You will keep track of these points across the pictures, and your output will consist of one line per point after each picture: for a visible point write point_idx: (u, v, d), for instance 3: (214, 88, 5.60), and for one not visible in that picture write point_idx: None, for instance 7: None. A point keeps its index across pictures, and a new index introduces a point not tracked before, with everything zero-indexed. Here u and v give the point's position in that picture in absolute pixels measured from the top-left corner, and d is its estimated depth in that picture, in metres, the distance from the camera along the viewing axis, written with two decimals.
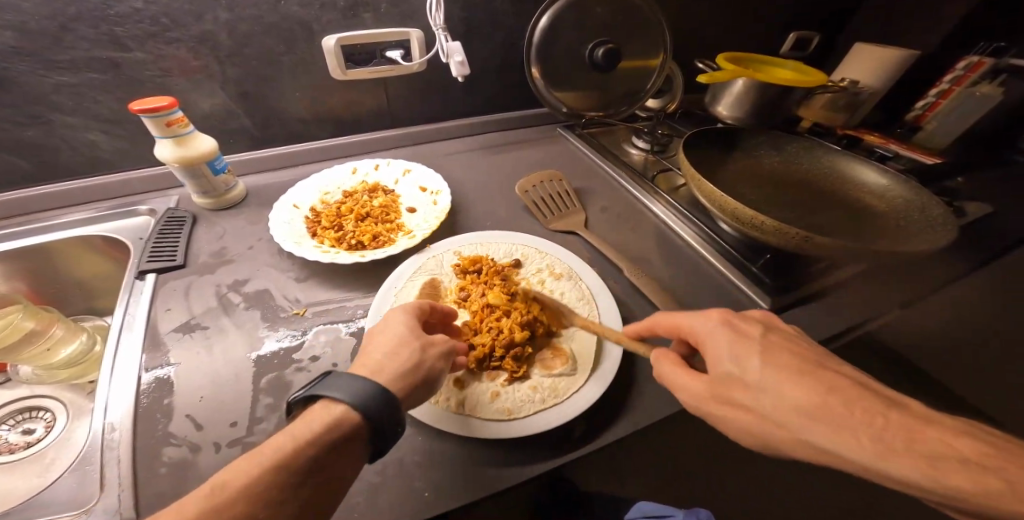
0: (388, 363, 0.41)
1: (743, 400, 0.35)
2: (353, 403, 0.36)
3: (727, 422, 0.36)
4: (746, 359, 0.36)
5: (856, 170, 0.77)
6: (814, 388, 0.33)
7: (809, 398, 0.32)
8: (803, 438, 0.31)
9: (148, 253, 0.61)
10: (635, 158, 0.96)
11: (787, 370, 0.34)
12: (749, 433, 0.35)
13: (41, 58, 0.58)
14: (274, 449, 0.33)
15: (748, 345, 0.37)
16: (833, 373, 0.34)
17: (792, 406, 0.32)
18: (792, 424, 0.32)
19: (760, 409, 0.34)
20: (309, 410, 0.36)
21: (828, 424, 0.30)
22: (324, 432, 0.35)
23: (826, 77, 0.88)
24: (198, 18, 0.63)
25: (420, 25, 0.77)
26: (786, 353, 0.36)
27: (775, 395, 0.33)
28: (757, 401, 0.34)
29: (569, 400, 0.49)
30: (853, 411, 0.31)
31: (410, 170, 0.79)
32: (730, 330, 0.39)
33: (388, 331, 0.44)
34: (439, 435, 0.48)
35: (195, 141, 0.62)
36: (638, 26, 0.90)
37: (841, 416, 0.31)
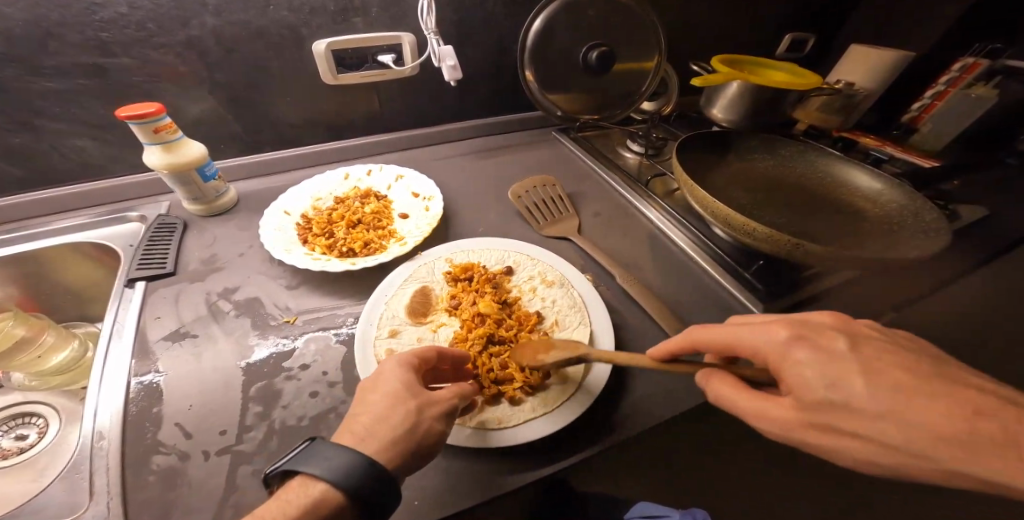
0: (380, 429, 0.40)
1: (850, 429, 0.33)
2: (331, 481, 0.35)
3: (826, 448, 0.34)
4: (848, 382, 0.33)
5: (849, 174, 0.78)
6: (932, 408, 0.31)
7: (937, 421, 0.31)
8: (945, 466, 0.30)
9: (138, 260, 0.61)
10: (630, 161, 0.96)
11: (899, 392, 0.32)
12: (863, 458, 0.33)
13: (28, 63, 0.57)
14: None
15: (846, 367, 0.34)
16: (937, 382, 0.34)
17: (916, 431, 0.31)
18: (929, 450, 0.31)
19: (885, 439, 0.32)
20: (291, 486, 0.37)
21: (973, 449, 0.30)
22: (301, 511, 0.35)
23: (821, 80, 0.88)
24: (185, 24, 0.62)
25: (412, 28, 0.77)
26: (888, 366, 0.34)
27: (901, 422, 0.31)
28: (875, 429, 0.32)
29: (560, 409, 0.49)
30: (980, 430, 0.31)
31: (403, 176, 0.78)
32: (812, 350, 0.35)
33: (382, 388, 0.44)
34: (428, 443, 0.48)
35: (184, 147, 0.62)
36: (632, 29, 0.90)
37: (979, 439, 0.30)
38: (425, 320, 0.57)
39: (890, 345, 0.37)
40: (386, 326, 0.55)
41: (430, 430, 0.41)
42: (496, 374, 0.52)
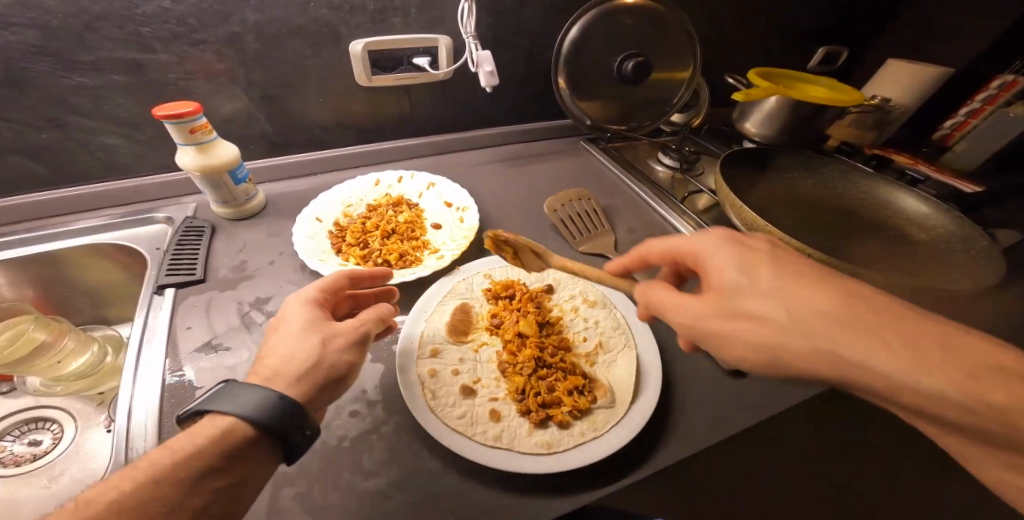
0: (285, 367, 0.38)
1: (752, 312, 0.35)
2: (241, 414, 0.34)
3: (727, 337, 0.36)
4: (757, 272, 0.36)
5: (894, 196, 0.76)
6: (838, 299, 0.34)
7: (839, 306, 0.33)
8: (830, 348, 0.32)
9: (167, 265, 0.58)
10: (660, 174, 0.94)
11: (806, 280, 0.35)
12: (758, 345, 0.35)
13: (63, 59, 0.55)
14: (161, 460, 0.31)
15: (759, 259, 0.37)
16: (857, 286, 0.35)
17: (813, 313, 0.33)
18: (810, 331, 0.33)
19: (773, 320, 0.34)
20: (200, 423, 0.34)
21: (862, 333, 0.32)
22: (211, 444, 0.33)
23: (863, 97, 0.86)
24: (226, 19, 0.60)
25: (448, 31, 0.75)
26: (802, 266, 0.36)
27: (794, 304, 0.34)
28: (771, 310, 0.34)
29: (610, 433, 0.48)
30: (884, 320, 0.32)
31: (434, 183, 0.76)
32: (736, 246, 0.39)
33: (292, 320, 0.42)
34: (474, 468, 0.46)
35: (218, 148, 0.59)
36: (670, 40, 0.88)
37: (862, 337, 0.31)
38: (468, 339, 0.57)
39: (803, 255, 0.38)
40: (428, 344, 0.54)
41: (340, 360, 0.41)
42: (544, 397, 0.51)
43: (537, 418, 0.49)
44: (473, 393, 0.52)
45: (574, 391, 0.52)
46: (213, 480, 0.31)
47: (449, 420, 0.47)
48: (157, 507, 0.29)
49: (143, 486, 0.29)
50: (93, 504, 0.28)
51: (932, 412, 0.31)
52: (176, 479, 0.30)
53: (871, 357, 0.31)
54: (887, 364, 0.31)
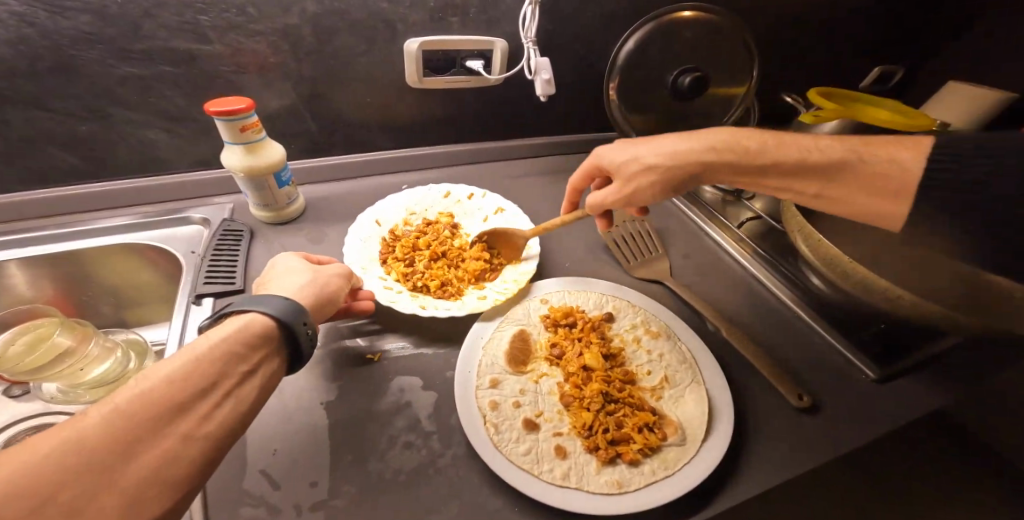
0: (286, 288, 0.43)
1: (654, 163, 0.52)
2: (263, 306, 0.36)
3: (644, 195, 0.55)
4: (644, 146, 0.54)
5: None
6: (704, 150, 0.51)
7: (714, 153, 0.50)
8: (716, 165, 0.50)
9: (205, 272, 0.54)
10: (709, 195, 0.90)
11: (676, 143, 0.52)
12: (717, 159, 0.50)
13: (116, 46, 0.52)
14: (195, 346, 0.30)
15: (648, 140, 0.55)
16: (717, 136, 0.52)
17: (689, 157, 0.51)
18: (691, 163, 0.51)
19: (721, 144, 0.50)
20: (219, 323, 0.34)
21: (781, 146, 0.48)
22: (240, 329, 0.33)
23: (933, 123, 0.81)
24: (285, 10, 0.56)
25: (507, 34, 0.71)
26: (670, 137, 0.54)
27: (668, 153, 0.52)
28: (659, 160, 0.52)
29: (683, 472, 0.44)
30: (752, 153, 0.48)
31: (503, 208, 0.70)
32: (627, 142, 0.57)
33: (279, 270, 0.47)
34: (543, 511, 0.42)
35: (266, 149, 0.55)
36: (730, 54, 0.83)
37: (760, 148, 0.49)
38: (527, 369, 0.54)
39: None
40: (487, 374, 0.51)
41: (333, 281, 0.47)
42: (613, 433, 0.47)
43: (607, 455, 0.45)
44: (535, 427, 0.48)
45: (642, 426, 0.48)
46: (241, 364, 0.32)
47: (515, 457, 0.44)
48: (199, 383, 0.28)
49: (184, 362, 0.29)
50: (133, 384, 0.26)
51: (905, 196, 0.42)
52: (211, 359, 0.30)
53: (787, 152, 0.47)
54: (832, 158, 0.44)
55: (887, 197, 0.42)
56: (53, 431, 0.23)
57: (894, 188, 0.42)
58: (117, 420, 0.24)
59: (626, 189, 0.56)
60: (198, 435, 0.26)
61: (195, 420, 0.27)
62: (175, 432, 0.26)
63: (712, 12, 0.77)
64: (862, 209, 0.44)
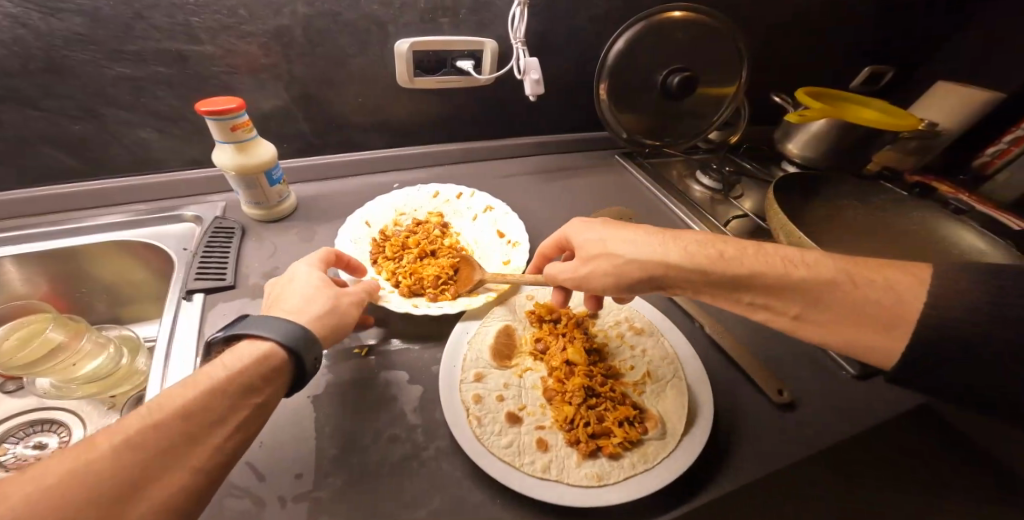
0: (306, 308, 0.43)
1: (615, 250, 0.46)
2: (278, 337, 0.37)
3: (600, 284, 0.48)
4: (611, 233, 0.48)
5: (951, 231, 0.72)
6: (671, 247, 0.44)
7: (677, 254, 0.43)
8: (679, 268, 0.43)
9: (196, 268, 0.55)
10: (698, 194, 0.91)
11: (645, 234, 0.46)
12: (684, 265, 0.43)
13: (108, 47, 0.53)
14: (208, 376, 0.33)
15: (617, 226, 0.48)
16: (690, 235, 0.45)
17: (653, 256, 0.44)
18: (651, 263, 0.44)
19: (691, 248, 0.43)
20: (236, 347, 0.37)
21: (763, 258, 0.41)
22: (252, 362, 0.35)
23: (918, 122, 0.82)
24: (276, 12, 0.58)
25: (496, 35, 0.72)
26: (645, 227, 0.47)
27: (630, 247, 0.45)
28: (621, 252, 0.45)
29: (662, 465, 0.45)
30: (722, 258, 0.42)
31: (492, 207, 0.71)
32: (599, 223, 0.50)
33: (298, 280, 0.47)
34: (524, 501, 0.43)
35: (256, 148, 0.56)
36: (720, 55, 0.84)
37: (733, 256, 0.42)
38: (512, 363, 0.55)
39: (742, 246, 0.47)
40: (472, 368, 0.52)
41: (349, 305, 0.47)
42: (594, 427, 0.48)
43: (587, 448, 0.46)
44: (518, 421, 0.49)
45: (623, 421, 0.49)
46: (252, 396, 0.34)
47: (496, 449, 0.45)
48: (210, 416, 0.31)
49: (197, 394, 0.31)
50: (148, 412, 0.29)
51: (901, 329, 0.35)
52: (221, 392, 0.32)
53: (771, 265, 0.40)
54: (818, 277, 0.38)
55: (878, 330, 0.36)
56: (75, 454, 0.25)
57: (896, 314, 0.35)
58: (127, 453, 0.26)
59: (584, 275, 0.49)
60: (203, 467, 0.29)
61: (202, 452, 0.29)
62: (185, 463, 0.28)
63: (702, 14, 0.78)
64: (846, 342, 0.37)
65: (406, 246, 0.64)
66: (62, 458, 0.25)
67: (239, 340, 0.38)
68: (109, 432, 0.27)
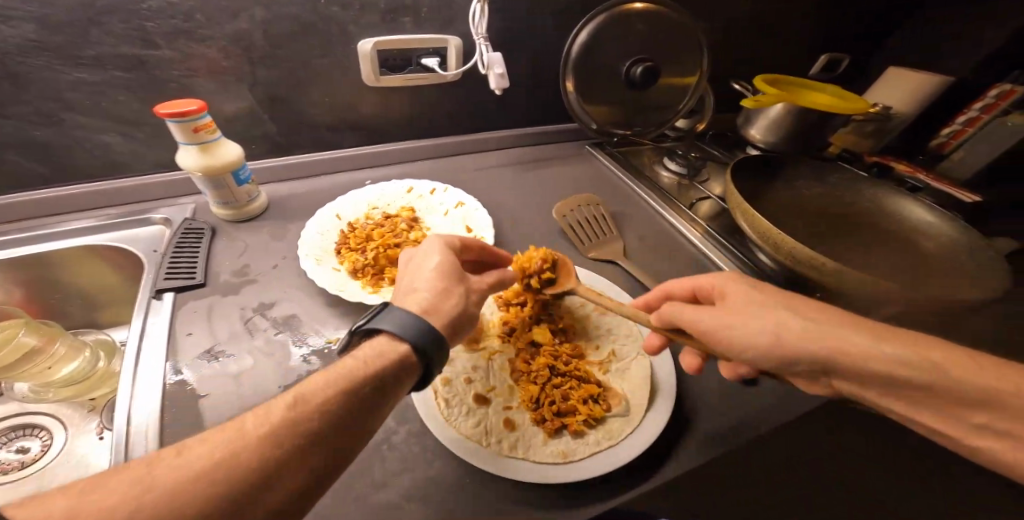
0: (441, 306, 0.43)
1: (748, 311, 0.40)
2: (412, 341, 0.37)
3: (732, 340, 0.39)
4: (747, 290, 0.42)
5: (899, 207, 0.76)
6: (811, 309, 0.38)
7: (813, 316, 0.37)
8: (827, 339, 0.35)
9: (166, 269, 0.56)
10: (667, 180, 0.94)
11: (785, 298, 0.40)
12: (766, 343, 0.38)
13: (63, 52, 0.53)
14: (351, 370, 0.34)
15: (748, 285, 0.43)
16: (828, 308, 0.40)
17: (797, 318, 0.37)
18: (801, 328, 0.37)
19: (777, 318, 0.38)
20: (374, 342, 0.38)
21: (865, 332, 0.36)
22: (386, 364, 0.36)
23: (868, 105, 0.86)
24: (234, 16, 0.59)
25: (460, 32, 0.73)
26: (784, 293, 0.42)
27: (774, 310, 0.39)
28: (755, 311, 0.39)
29: (625, 442, 0.47)
30: (861, 331, 0.36)
31: (463, 203, 0.73)
32: (734, 278, 0.45)
33: (427, 266, 0.47)
34: (492, 479, 0.45)
35: (221, 148, 0.57)
36: (680, 44, 0.86)
37: (890, 333, 0.36)
38: (480, 346, 0.57)
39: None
40: None
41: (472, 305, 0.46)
42: (559, 405, 0.50)
43: (552, 426, 0.48)
44: (485, 402, 0.51)
45: (588, 399, 0.51)
46: (376, 399, 0.34)
47: (463, 430, 0.47)
48: (342, 417, 0.31)
49: (333, 392, 0.32)
50: (291, 404, 0.30)
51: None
52: (353, 392, 0.33)
53: (921, 354, 0.34)
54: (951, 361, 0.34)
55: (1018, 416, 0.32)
56: (227, 439, 0.27)
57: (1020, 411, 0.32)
58: (271, 448, 0.27)
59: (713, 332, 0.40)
60: (324, 469, 0.29)
61: (327, 451, 0.30)
62: (310, 465, 0.29)
63: (659, 5, 0.80)
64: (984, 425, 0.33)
65: (370, 237, 0.64)
66: (212, 442, 0.27)
67: (375, 334, 0.39)
68: (256, 420, 0.29)
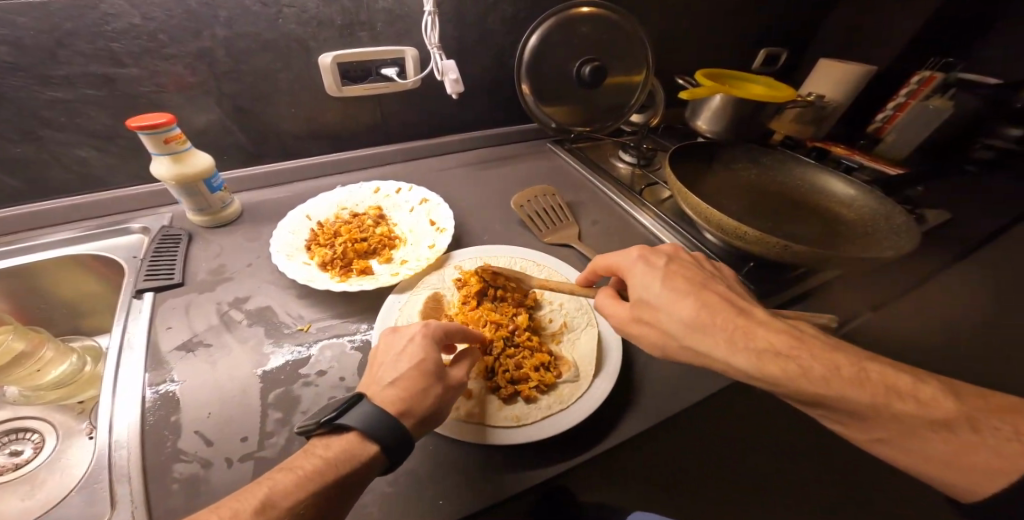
0: (413, 404, 0.44)
1: (647, 317, 0.46)
2: (379, 439, 0.40)
3: (638, 337, 0.47)
4: (650, 284, 0.47)
5: (827, 181, 0.84)
6: (694, 306, 0.44)
7: (692, 314, 0.43)
8: (703, 347, 0.42)
9: (145, 271, 0.61)
10: (623, 171, 1.01)
11: (679, 293, 0.45)
12: (654, 343, 0.46)
13: (35, 73, 0.58)
14: (316, 470, 0.37)
15: (654, 273, 0.48)
16: (712, 293, 0.45)
17: (681, 321, 0.43)
18: (682, 333, 0.43)
19: (660, 325, 0.45)
20: (344, 438, 0.40)
21: (729, 342, 0.41)
22: (351, 461, 0.39)
23: (795, 93, 0.95)
24: (197, 35, 0.64)
25: (415, 43, 0.79)
26: (683, 279, 0.46)
27: (668, 312, 0.44)
28: (657, 317, 0.45)
29: (574, 405, 0.52)
30: (720, 324, 0.42)
31: (426, 199, 0.78)
32: (643, 262, 0.49)
33: (410, 358, 0.47)
34: (453, 444, 0.48)
35: (192, 158, 0.62)
36: (623, 45, 0.93)
37: (750, 331, 0.41)
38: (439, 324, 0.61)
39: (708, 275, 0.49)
40: None
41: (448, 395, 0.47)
42: (512, 373, 0.55)
43: (506, 393, 0.52)
44: None
45: (541, 368, 0.56)
46: (335, 496, 0.37)
47: None
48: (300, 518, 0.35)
49: (293, 494, 0.35)
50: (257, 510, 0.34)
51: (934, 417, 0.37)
52: (315, 490, 0.36)
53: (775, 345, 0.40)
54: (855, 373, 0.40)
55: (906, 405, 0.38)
56: None
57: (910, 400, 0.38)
58: None
59: (626, 330, 0.48)
60: None
61: None
62: None
63: (603, 10, 0.87)
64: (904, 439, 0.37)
65: (339, 233, 0.70)
66: None
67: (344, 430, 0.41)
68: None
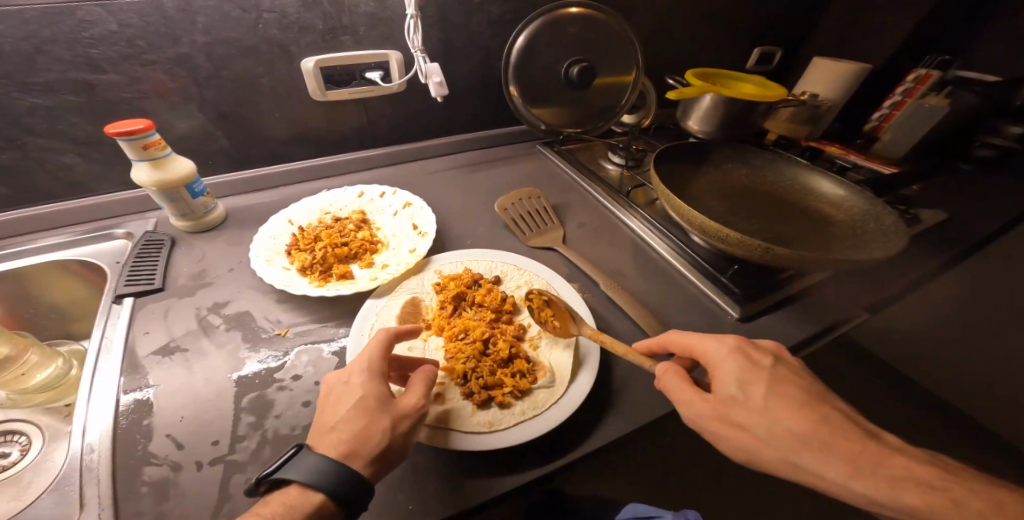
0: (360, 444, 0.41)
1: (742, 420, 0.40)
2: (324, 489, 0.37)
3: (719, 437, 0.40)
4: (752, 387, 0.41)
5: (817, 182, 0.82)
6: (809, 419, 0.39)
7: (807, 426, 0.38)
8: (807, 465, 0.37)
9: (126, 277, 0.61)
10: (612, 172, 1.00)
11: (789, 400, 0.40)
12: (742, 450, 0.39)
13: (15, 80, 0.58)
14: None
15: (758, 375, 0.42)
16: (830, 407, 0.40)
17: (787, 432, 0.38)
18: (793, 449, 0.37)
19: (760, 432, 0.39)
20: (289, 494, 0.38)
21: (858, 465, 0.36)
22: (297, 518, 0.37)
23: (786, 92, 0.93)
24: (175, 41, 0.64)
25: (398, 47, 0.79)
26: (792, 387, 0.41)
27: (774, 420, 0.39)
28: (756, 422, 0.39)
29: (548, 411, 0.51)
30: (839, 439, 0.37)
31: (410, 203, 0.78)
32: (742, 358, 0.43)
33: (347, 402, 0.44)
34: (425, 448, 0.48)
35: (172, 164, 0.62)
36: (611, 45, 0.92)
37: (869, 454, 0.37)
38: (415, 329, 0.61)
39: (809, 378, 0.44)
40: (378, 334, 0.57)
41: (398, 427, 0.43)
42: (486, 379, 0.54)
43: (479, 398, 0.52)
44: None
45: (516, 374, 0.56)
46: None
47: None
48: None
49: None
50: None
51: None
52: None
53: (909, 470, 0.36)
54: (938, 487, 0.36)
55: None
56: None
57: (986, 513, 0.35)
58: None
59: (705, 426, 0.41)
60: None
61: None
62: None
63: (590, 9, 0.86)
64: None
65: (319, 238, 0.70)
66: None
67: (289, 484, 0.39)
68: None
